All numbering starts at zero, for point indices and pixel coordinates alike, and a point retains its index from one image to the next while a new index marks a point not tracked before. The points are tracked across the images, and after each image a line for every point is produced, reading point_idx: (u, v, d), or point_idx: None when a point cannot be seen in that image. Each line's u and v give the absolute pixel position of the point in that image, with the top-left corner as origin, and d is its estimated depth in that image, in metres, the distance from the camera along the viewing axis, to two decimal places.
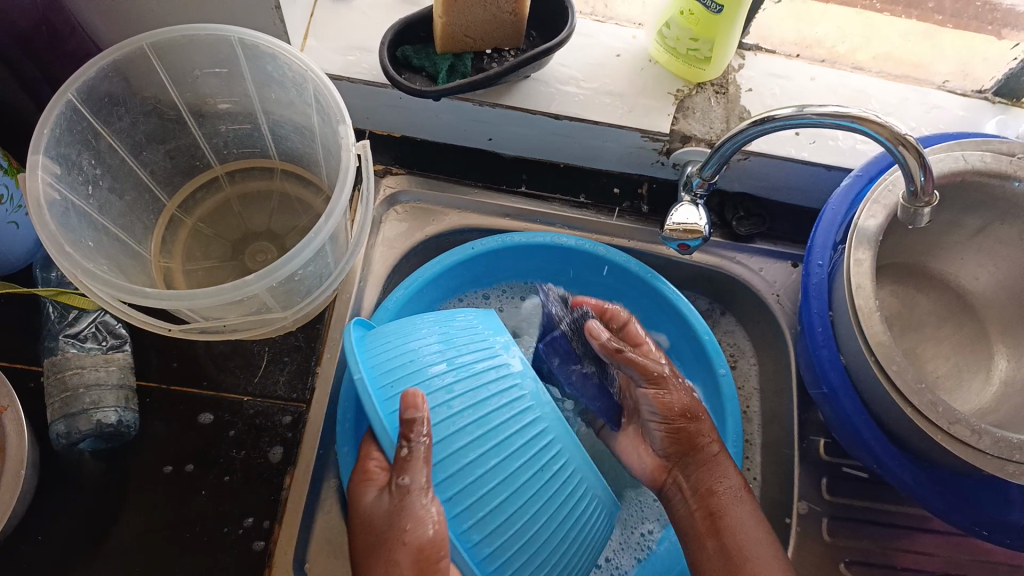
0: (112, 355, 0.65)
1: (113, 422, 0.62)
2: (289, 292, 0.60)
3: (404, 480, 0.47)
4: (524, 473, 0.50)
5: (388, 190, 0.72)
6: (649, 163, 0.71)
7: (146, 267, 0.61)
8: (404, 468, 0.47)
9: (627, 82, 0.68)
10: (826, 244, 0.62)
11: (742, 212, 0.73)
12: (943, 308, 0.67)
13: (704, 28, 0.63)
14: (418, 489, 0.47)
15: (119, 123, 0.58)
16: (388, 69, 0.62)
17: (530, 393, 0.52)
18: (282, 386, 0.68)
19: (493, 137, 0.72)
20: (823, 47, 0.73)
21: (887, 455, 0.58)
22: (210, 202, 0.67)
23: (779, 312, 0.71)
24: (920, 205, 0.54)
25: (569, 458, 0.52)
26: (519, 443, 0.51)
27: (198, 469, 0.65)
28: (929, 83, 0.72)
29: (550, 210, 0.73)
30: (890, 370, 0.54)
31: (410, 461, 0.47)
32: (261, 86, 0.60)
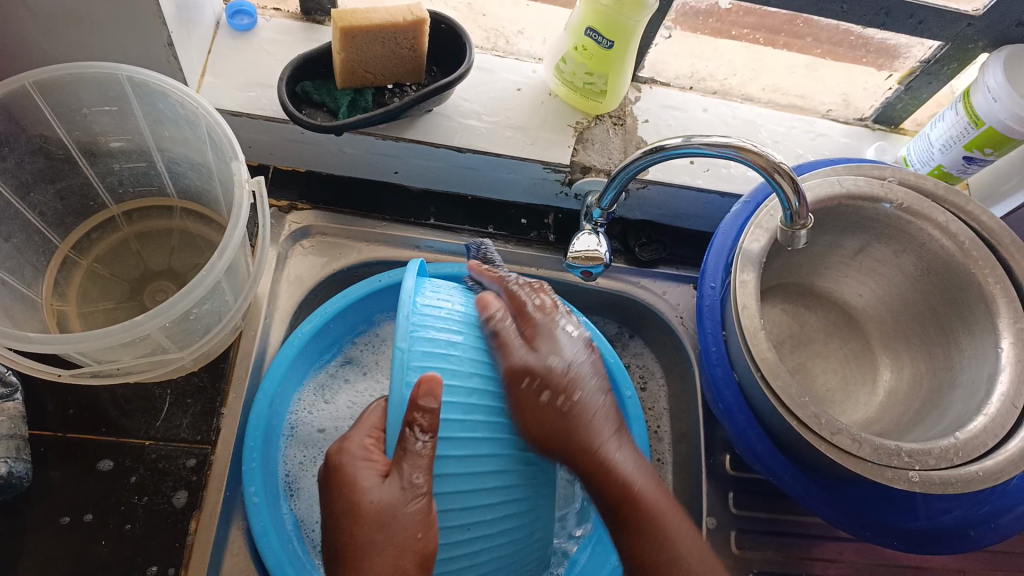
0: (3, 404, 0.62)
1: (3, 475, 0.59)
2: (185, 331, 0.58)
3: (414, 475, 0.44)
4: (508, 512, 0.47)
5: (293, 225, 0.72)
6: (554, 194, 0.74)
7: (35, 311, 0.59)
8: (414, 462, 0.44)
9: (527, 115, 0.70)
10: (718, 268, 0.64)
11: (644, 238, 0.76)
12: (832, 325, 0.71)
13: (598, 62, 0.66)
14: (425, 489, 0.44)
15: (3, 163, 0.56)
16: (286, 105, 0.62)
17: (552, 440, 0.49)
18: (185, 428, 0.66)
19: (399, 170, 0.73)
20: (715, 80, 0.77)
21: (780, 467, 0.60)
22: (106, 242, 0.65)
23: (682, 333, 0.74)
24: (798, 228, 0.57)
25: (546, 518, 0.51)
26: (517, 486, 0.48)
27: (98, 519, 0.62)
28: (814, 113, 0.77)
29: (458, 240, 0.74)
30: (776, 387, 0.56)
31: (419, 454, 0.44)
32: (155, 123, 0.60)
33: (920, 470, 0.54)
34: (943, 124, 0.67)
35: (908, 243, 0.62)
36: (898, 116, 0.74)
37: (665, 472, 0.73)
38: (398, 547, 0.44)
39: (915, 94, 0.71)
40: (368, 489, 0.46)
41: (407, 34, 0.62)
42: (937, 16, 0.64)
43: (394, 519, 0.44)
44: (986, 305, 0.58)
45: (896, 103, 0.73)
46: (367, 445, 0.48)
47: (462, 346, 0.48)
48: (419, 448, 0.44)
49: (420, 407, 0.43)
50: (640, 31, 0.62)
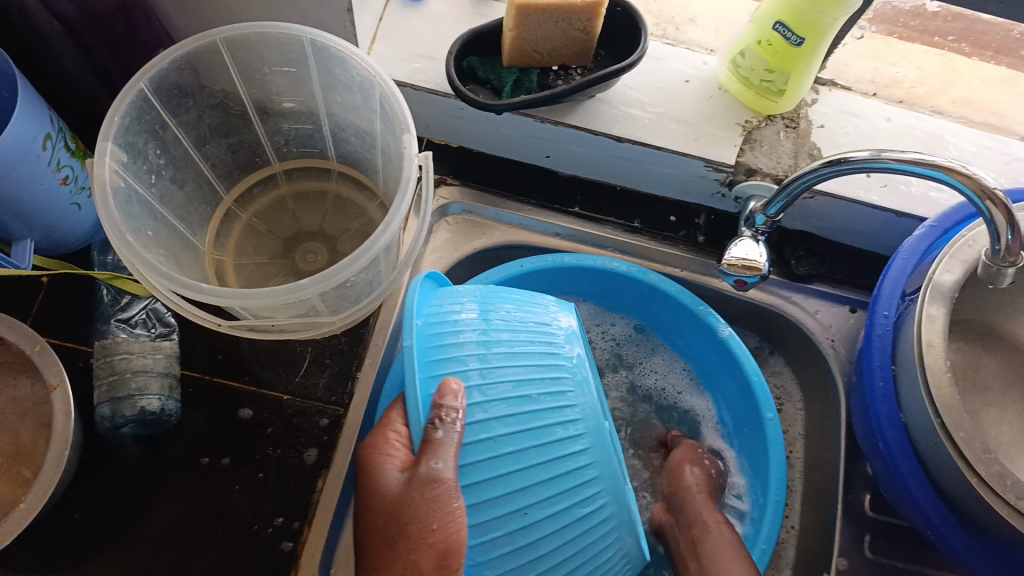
0: (160, 343, 0.65)
1: (155, 410, 0.62)
2: (339, 296, 0.59)
3: (436, 465, 0.44)
4: (551, 498, 0.46)
5: (441, 200, 0.71)
6: (710, 193, 0.69)
7: (198, 259, 0.62)
8: (434, 453, 0.44)
9: (694, 109, 0.66)
10: (894, 294, 0.59)
11: (802, 251, 0.70)
12: (1010, 372, 0.64)
13: (781, 59, 0.61)
14: (447, 479, 0.44)
15: (186, 115, 0.59)
16: (453, 80, 0.61)
17: (581, 413, 0.48)
18: (322, 388, 0.68)
19: (550, 154, 0.70)
20: (901, 88, 0.70)
21: (942, 522, 0.55)
22: (266, 198, 0.67)
23: (833, 357, 0.68)
24: (1004, 264, 0.51)
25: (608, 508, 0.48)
26: (571, 468, 0.47)
27: (233, 464, 0.65)
28: (1010, 133, 0.68)
29: (601, 232, 0.71)
30: (958, 437, 0.52)
31: (443, 446, 0.44)
32: (327, 88, 0.60)
33: None
34: None
35: None
36: None
37: (795, 500, 0.70)
38: (417, 537, 0.44)
39: None
40: (387, 479, 0.47)
41: (582, 15, 0.59)
42: None
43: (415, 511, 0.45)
44: None
45: None
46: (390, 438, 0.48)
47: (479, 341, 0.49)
48: (439, 438, 0.44)
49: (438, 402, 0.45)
50: (835, 30, 0.57)
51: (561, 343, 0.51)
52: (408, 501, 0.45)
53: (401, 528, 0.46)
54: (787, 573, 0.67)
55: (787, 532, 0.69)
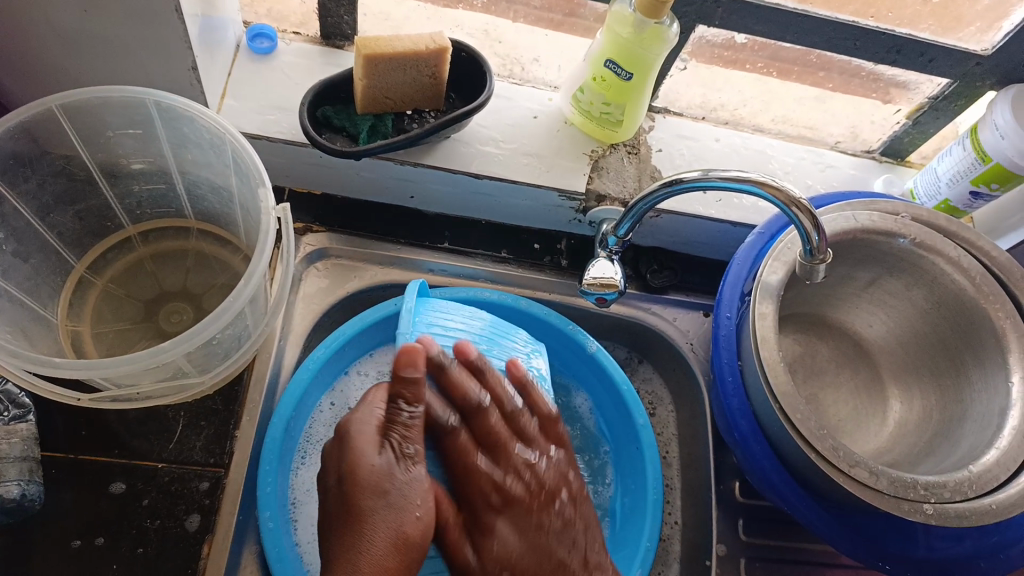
0: (15, 426, 0.61)
1: (14, 497, 0.59)
2: (206, 355, 0.58)
3: (411, 448, 0.51)
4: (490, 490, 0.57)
5: (308, 247, 0.71)
6: (567, 220, 0.74)
7: (51, 331, 0.59)
8: (409, 437, 0.52)
9: (544, 143, 0.71)
10: (734, 297, 0.66)
11: (655, 265, 0.76)
12: (841, 354, 0.72)
13: (616, 93, 0.66)
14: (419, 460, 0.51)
15: (25, 185, 0.56)
16: (308, 130, 0.62)
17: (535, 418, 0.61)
18: (198, 451, 0.65)
19: (414, 195, 0.73)
20: (727, 110, 0.78)
21: (793, 494, 0.61)
22: (121, 263, 0.65)
23: (693, 359, 0.74)
24: (817, 262, 0.58)
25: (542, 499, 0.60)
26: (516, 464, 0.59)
27: (108, 542, 0.62)
28: (822, 144, 0.79)
29: (472, 265, 0.74)
30: (795, 418, 0.58)
31: (411, 424, 0.52)
32: (178, 146, 0.60)
33: (936, 503, 0.55)
34: (950, 158, 0.69)
35: (919, 277, 0.64)
36: (905, 150, 0.77)
37: (675, 497, 0.74)
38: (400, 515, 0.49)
39: (922, 129, 0.74)
40: (369, 455, 0.49)
41: (430, 62, 0.62)
42: (947, 55, 0.66)
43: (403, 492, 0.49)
44: (997, 338, 0.59)
45: (903, 137, 0.75)
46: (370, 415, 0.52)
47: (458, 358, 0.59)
48: (406, 420, 0.52)
49: (405, 380, 0.52)
50: (659, 65, 0.64)
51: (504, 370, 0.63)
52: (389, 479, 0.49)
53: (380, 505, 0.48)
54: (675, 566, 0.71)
55: (671, 527, 0.73)
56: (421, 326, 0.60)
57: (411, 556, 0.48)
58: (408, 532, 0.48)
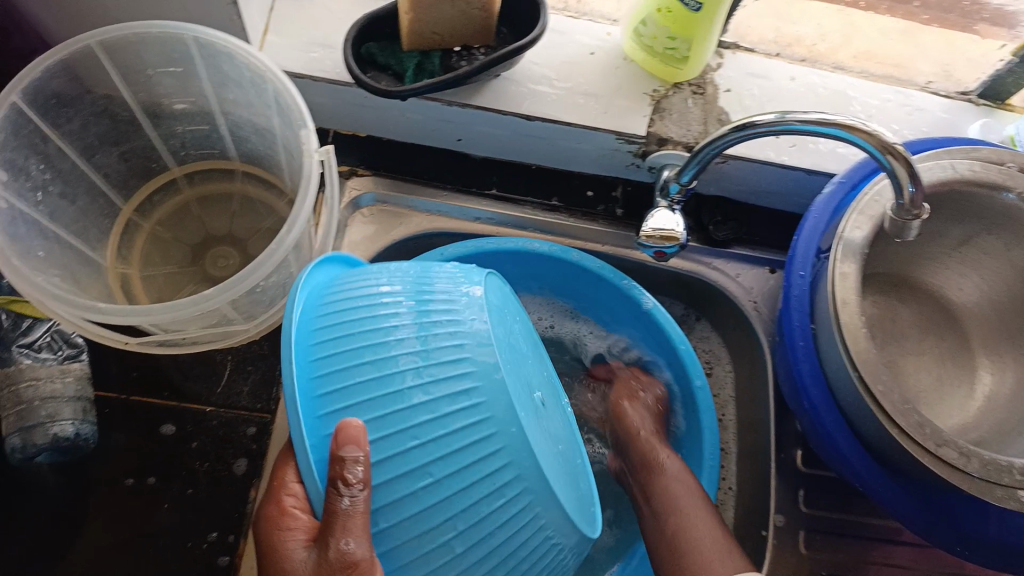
0: (69, 365, 0.62)
1: (69, 435, 0.60)
2: (252, 303, 0.57)
3: (346, 544, 0.37)
4: (452, 484, 0.39)
5: (353, 192, 0.69)
6: (625, 165, 0.69)
7: (101, 275, 0.59)
8: (342, 530, 0.37)
9: (602, 82, 0.66)
10: (808, 255, 0.60)
11: (719, 216, 0.71)
12: (923, 318, 0.66)
13: (682, 26, 0.60)
14: (361, 559, 0.38)
15: (68, 125, 0.55)
16: (352, 68, 0.59)
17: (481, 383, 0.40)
18: (245, 397, 0.66)
19: (462, 138, 0.69)
20: (803, 46, 0.70)
21: (867, 470, 0.56)
22: (168, 205, 0.64)
23: (757, 320, 0.69)
24: (909, 217, 0.51)
25: (526, 482, 0.40)
26: (477, 442, 0.39)
27: (160, 483, 0.63)
28: (912, 85, 0.70)
29: (521, 214, 0.71)
30: (875, 389, 0.52)
31: (349, 518, 0.37)
32: (219, 86, 0.58)
33: None
34: None
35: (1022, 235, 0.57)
36: (1006, 90, 0.68)
37: (731, 462, 0.71)
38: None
39: None
40: (297, 564, 0.40)
41: None
42: None
43: None
44: None
45: (1007, 76, 0.66)
46: (288, 508, 0.41)
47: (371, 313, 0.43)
48: (347, 507, 0.37)
49: (339, 459, 0.37)
50: None
51: (466, 312, 0.43)
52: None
53: None
54: None
55: (725, 494, 0.70)
56: (321, 300, 0.45)
57: None
58: None
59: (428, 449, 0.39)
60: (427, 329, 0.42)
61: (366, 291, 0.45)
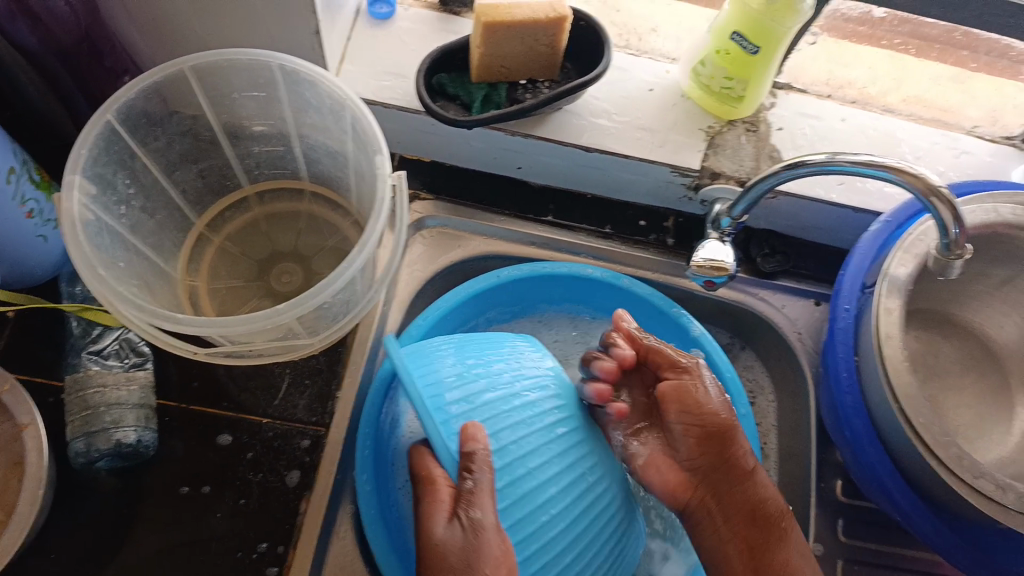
0: (134, 373, 0.64)
1: (132, 442, 0.61)
2: (317, 318, 0.59)
3: (475, 514, 0.48)
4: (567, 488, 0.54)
5: (415, 214, 0.72)
6: (677, 198, 0.72)
7: (172, 286, 0.61)
8: (472, 501, 0.48)
9: (658, 117, 0.68)
10: (854, 289, 0.62)
11: (767, 249, 0.73)
12: (967, 356, 0.67)
13: (739, 67, 0.63)
14: (488, 526, 0.48)
15: (154, 143, 0.58)
16: (423, 97, 0.62)
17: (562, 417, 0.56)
18: (301, 410, 0.67)
19: (521, 165, 0.72)
20: (854, 89, 0.73)
21: (910, 505, 0.57)
22: (238, 222, 0.66)
23: (800, 348, 0.72)
24: (955, 257, 0.54)
25: (612, 485, 0.57)
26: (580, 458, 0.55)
27: (214, 491, 0.64)
28: (958, 128, 0.72)
29: (575, 240, 0.73)
30: (916, 422, 0.55)
31: (477, 494, 0.49)
32: (298, 111, 0.60)
33: None
34: None
35: None
36: None
37: None
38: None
39: None
40: (438, 533, 0.48)
41: (547, 30, 0.60)
42: None
43: (468, 563, 0.47)
44: None
45: None
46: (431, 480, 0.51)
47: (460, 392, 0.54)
48: (469, 487, 0.49)
49: (466, 450, 0.49)
50: (789, 38, 0.60)
51: (531, 358, 0.59)
52: (459, 553, 0.47)
53: None
54: None
55: None
56: (423, 359, 0.55)
57: None
58: None
59: (535, 492, 0.53)
60: (510, 401, 0.55)
61: (447, 370, 0.55)
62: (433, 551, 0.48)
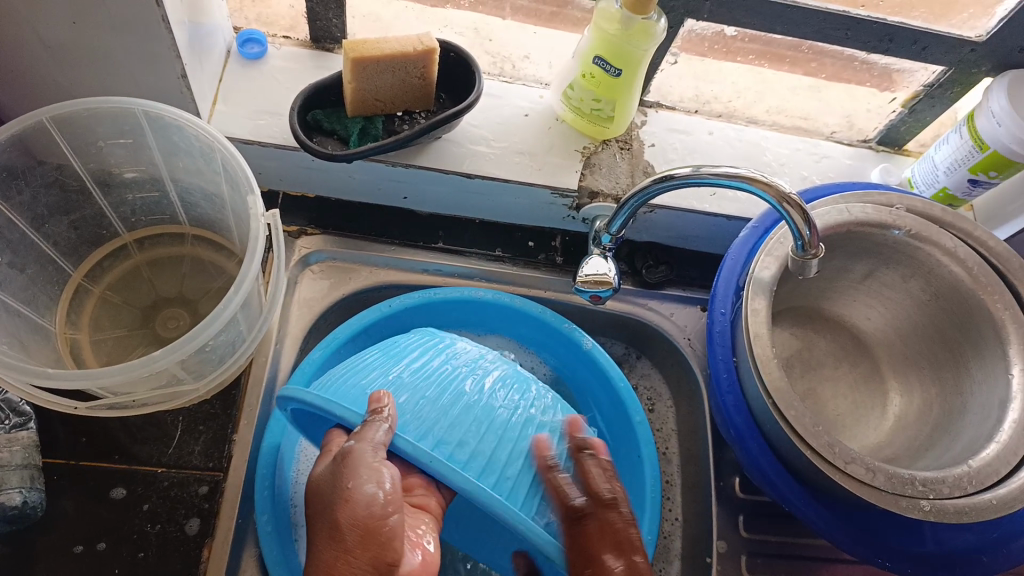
0: (16, 434, 0.62)
1: (18, 504, 0.59)
2: (201, 362, 0.57)
3: (349, 443, 0.46)
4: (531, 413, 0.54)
5: (302, 250, 0.72)
6: (561, 217, 0.74)
7: (49, 341, 0.59)
8: (355, 433, 0.47)
9: (535, 141, 0.71)
10: (728, 293, 0.64)
11: (650, 260, 0.76)
12: (839, 347, 0.72)
13: (606, 90, 0.66)
14: (357, 453, 0.46)
15: (19, 197, 0.57)
16: (298, 134, 0.62)
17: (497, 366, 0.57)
18: (197, 456, 0.66)
19: (407, 195, 0.73)
20: (720, 103, 0.78)
21: (791, 492, 0.60)
22: (118, 270, 0.65)
23: (690, 353, 0.75)
24: (808, 257, 0.56)
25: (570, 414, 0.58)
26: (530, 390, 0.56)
27: (110, 547, 0.62)
28: (819, 134, 0.78)
29: (467, 264, 0.74)
30: (788, 415, 0.56)
31: (366, 429, 0.46)
32: (169, 155, 0.60)
33: (935, 499, 0.54)
34: (947, 147, 0.68)
35: (916, 268, 0.63)
36: (901, 138, 0.76)
37: (674, 494, 0.74)
38: (334, 499, 0.45)
39: (919, 117, 0.73)
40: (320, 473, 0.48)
41: (417, 62, 0.62)
42: (940, 42, 0.65)
43: (334, 481, 0.46)
44: (996, 331, 0.58)
45: (900, 126, 0.74)
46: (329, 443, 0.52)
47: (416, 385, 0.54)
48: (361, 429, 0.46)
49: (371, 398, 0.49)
50: (647, 61, 0.63)
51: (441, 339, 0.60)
52: (325, 485, 0.47)
53: (330, 507, 0.46)
54: (675, 564, 0.71)
55: (671, 525, 0.72)
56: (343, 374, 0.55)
57: (349, 546, 0.44)
58: (342, 520, 0.45)
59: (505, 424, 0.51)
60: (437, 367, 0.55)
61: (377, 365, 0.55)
62: (313, 486, 0.48)
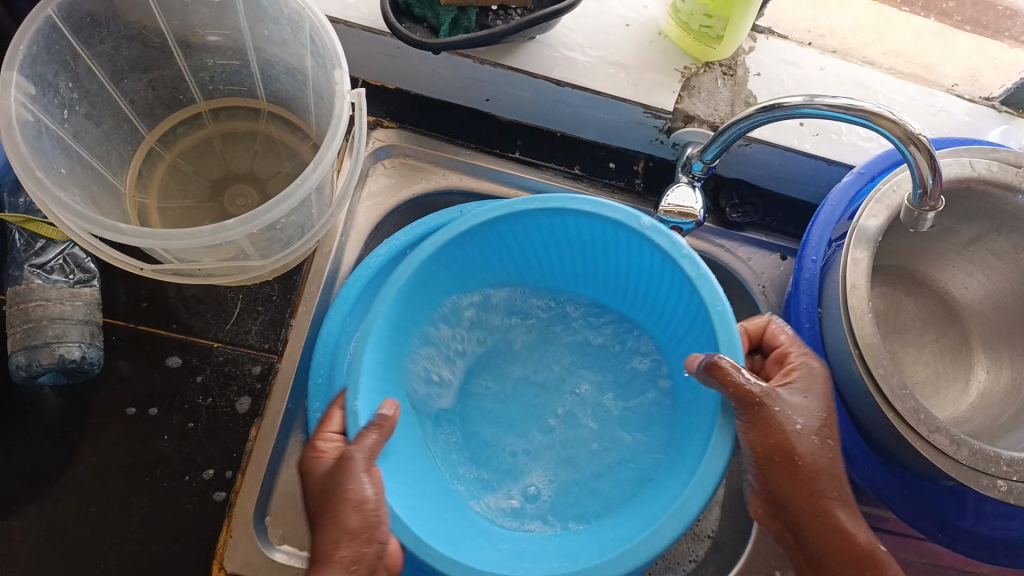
0: (80, 289, 0.60)
1: (76, 359, 0.58)
2: (269, 240, 0.56)
3: (355, 487, 0.51)
4: (525, 240, 0.65)
5: (377, 142, 0.71)
6: (649, 140, 0.70)
7: (120, 201, 0.58)
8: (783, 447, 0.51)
9: (633, 54, 0.66)
10: (822, 240, 0.60)
11: (736, 199, 0.73)
12: (929, 313, 0.67)
13: (719, 4, 0.60)
14: (354, 450, 0.52)
15: (100, 46, 0.54)
16: (388, 16, 0.59)
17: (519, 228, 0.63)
18: (254, 335, 0.65)
19: (490, 97, 0.70)
20: (835, 38, 0.72)
21: (861, 455, 0.58)
22: (190, 139, 0.64)
23: (763, 303, 0.71)
24: (925, 209, 0.52)
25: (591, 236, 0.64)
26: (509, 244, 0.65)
27: (162, 414, 0.62)
28: (937, 86, 0.71)
29: (542, 178, 0.72)
30: (876, 373, 0.53)
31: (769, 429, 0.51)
32: (254, 21, 0.57)
33: (1016, 482, 0.51)
34: None
35: None
36: None
37: None
38: (343, 483, 0.51)
39: None
40: (320, 468, 0.53)
41: None
42: None
43: (338, 473, 0.51)
44: None
45: None
46: (326, 437, 0.55)
47: (514, 381, 0.71)
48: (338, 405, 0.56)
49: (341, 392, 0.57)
50: None
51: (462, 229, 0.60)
52: (329, 481, 0.52)
53: (337, 484, 0.51)
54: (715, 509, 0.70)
55: None
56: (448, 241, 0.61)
57: (364, 539, 0.50)
58: (348, 512, 0.50)
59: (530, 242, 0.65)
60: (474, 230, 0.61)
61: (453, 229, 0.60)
62: (320, 478, 0.52)
